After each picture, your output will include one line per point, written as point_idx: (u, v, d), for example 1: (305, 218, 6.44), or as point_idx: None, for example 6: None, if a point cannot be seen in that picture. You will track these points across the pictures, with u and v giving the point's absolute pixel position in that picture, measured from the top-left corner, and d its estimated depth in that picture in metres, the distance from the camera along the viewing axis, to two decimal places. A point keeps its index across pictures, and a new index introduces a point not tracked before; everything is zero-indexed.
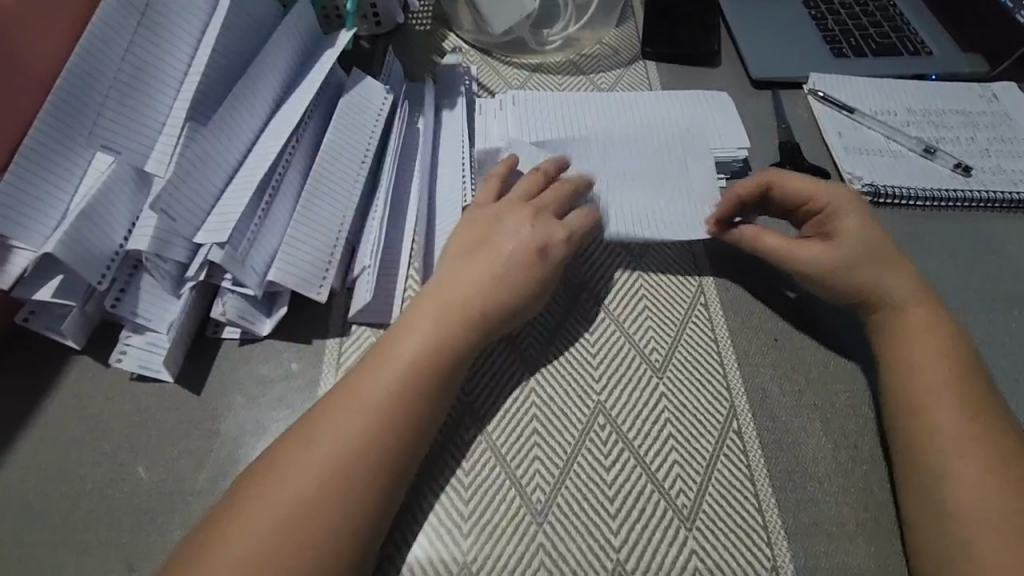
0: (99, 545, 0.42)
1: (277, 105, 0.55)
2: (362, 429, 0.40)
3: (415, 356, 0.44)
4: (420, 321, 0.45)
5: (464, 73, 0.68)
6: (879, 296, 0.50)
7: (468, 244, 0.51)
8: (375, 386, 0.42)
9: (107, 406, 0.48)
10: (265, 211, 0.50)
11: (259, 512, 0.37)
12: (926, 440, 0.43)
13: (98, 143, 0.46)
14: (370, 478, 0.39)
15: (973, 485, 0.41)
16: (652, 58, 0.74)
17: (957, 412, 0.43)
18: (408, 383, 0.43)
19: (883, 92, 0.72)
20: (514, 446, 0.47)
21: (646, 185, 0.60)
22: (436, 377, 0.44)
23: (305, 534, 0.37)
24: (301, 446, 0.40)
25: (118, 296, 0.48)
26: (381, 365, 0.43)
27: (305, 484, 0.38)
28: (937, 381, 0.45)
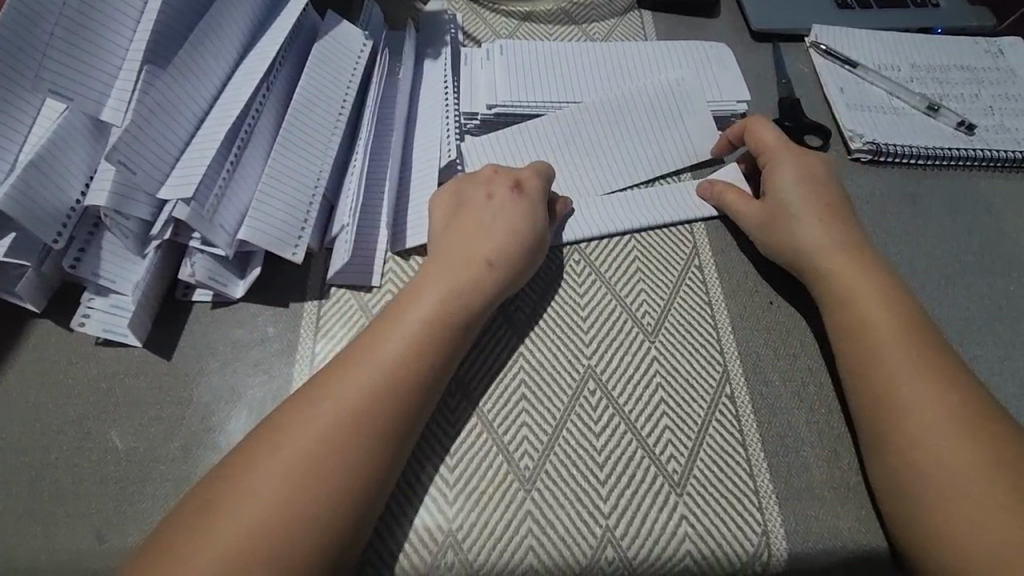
0: (67, 516, 0.40)
1: (245, 50, 0.51)
2: (356, 406, 0.38)
3: (417, 330, 0.42)
4: (420, 292, 0.44)
5: (449, 20, 0.64)
6: (834, 263, 0.48)
7: (457, 218, 0.48)
8: (373, 361, 0.40)
9: (72, 371, 0.45)
10: (234, 164, 0.47)
11: (244, 491, 0.36)
12: (888, 411, 0.42)
13: (46, 87, 0.42)
14: (365, 459, 0.38)
15: (947, 453, 0.39)
16: (648, 7, 0.70)
17: (913, 378, 0.42)
18: (404, 364, 0.40)
19: (886, 46, 0.69)
20: (502, 411, 0.46)
21: (636, 138, 0.58)
22: (437, 353, 0.42)
23: (295, 515, 0.35)
24: (289, 425, 0.38)
25: (77, 256, 0.45)
26: (381, 340, 0.41)
27: (299, 462, 0.36)
28: (895, 349, 0.43)
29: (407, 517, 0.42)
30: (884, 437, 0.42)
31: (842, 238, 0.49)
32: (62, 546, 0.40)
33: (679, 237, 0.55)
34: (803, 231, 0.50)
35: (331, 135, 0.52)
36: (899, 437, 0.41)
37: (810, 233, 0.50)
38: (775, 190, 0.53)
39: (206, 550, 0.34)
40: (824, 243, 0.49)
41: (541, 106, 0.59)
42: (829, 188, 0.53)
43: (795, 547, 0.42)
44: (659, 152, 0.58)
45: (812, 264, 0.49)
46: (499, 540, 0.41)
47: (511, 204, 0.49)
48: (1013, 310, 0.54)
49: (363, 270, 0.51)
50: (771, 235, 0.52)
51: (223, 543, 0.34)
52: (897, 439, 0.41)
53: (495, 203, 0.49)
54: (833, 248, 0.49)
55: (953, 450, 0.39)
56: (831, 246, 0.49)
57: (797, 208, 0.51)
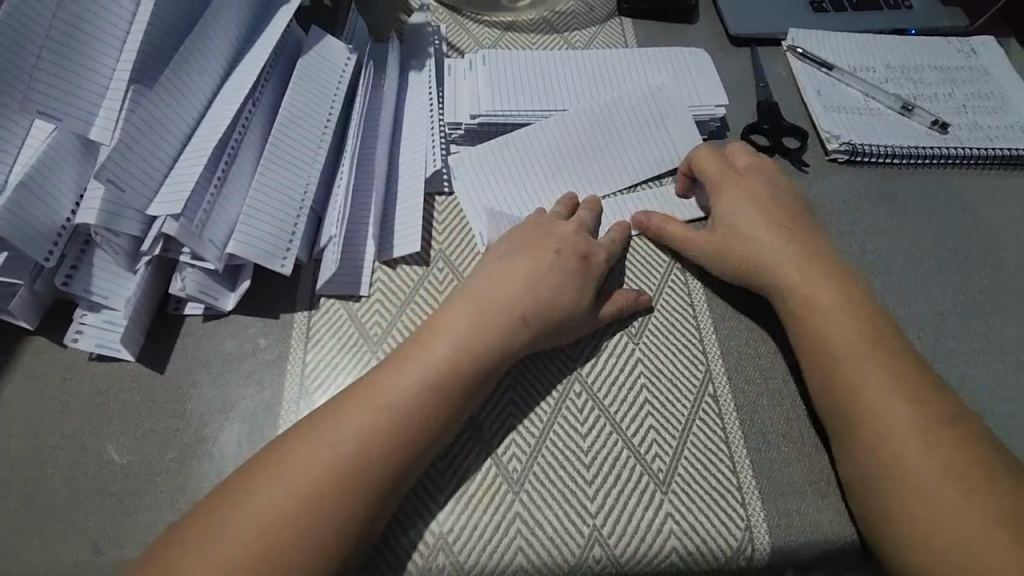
0: (65, 530, 0.41)
1: (230, 67, 0.52)
2: (377, 428, 0.39)
3: (447, 357, 0.42)
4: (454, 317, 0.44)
5: (433, 32, 0.65)
6: (793, 275, 0.49)
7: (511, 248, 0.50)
8: (401, 382, 0.41)
9: (66, 387, 0.46)
10: (221, 180, 0.48)
11: (252, 502, 0.36)
12: (860, 415, 0.43)
13: (34, 108, 0.43)
14: (377, 473, 0.38)
15: (917, 455, 0.40)
16: (628, 14, 0.71)
17: (882, 384, 0.43)
18: (429, 390, 0.41)
19: (861, 48, 0.70)
20: (493, 417, 0.46)
21: (620, 144, 0.60)
22: (464, 380, 0.42)
23: (306, 526, 0.36)
24: (305, 440, 0.39)
25: (69, 274, 0.46)
26: (411, 361, 0.42)
27: (313, 475, 0.37)
28: (862, 357, 0.44)
29: (400, 523, 0.42)
30: (855, 441, 0.42)
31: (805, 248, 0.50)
32: (61, 558, 0.40)
33: (662, 241, 0.56)
34: (756, 245, 0.51)
35: (317, 148, 0.53)
36: (872, 443, 0.42)
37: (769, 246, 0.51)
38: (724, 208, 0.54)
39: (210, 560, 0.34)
40: (781, 255, 0.50)
41: (525, 114, 0.60)
42: (780, 202, 0.54)
43: (778, 541, 0.43)
44: (639, 158, 0.60)
45: (772, 275, 0.50)
46: (488, 542, 0.42)
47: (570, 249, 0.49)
48: (987, 304, 0.55)
49: (351, 279, 0.52)
50: (728, 255, 0.52)
51: (231, 554, 0.35)
52: (867, 443, 0.42)
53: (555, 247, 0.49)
54: (798, 253, 0.50)
55: (923, 452, 0.40)
56: (792, 258, 0.50)
57: (749, 225, 0.52)
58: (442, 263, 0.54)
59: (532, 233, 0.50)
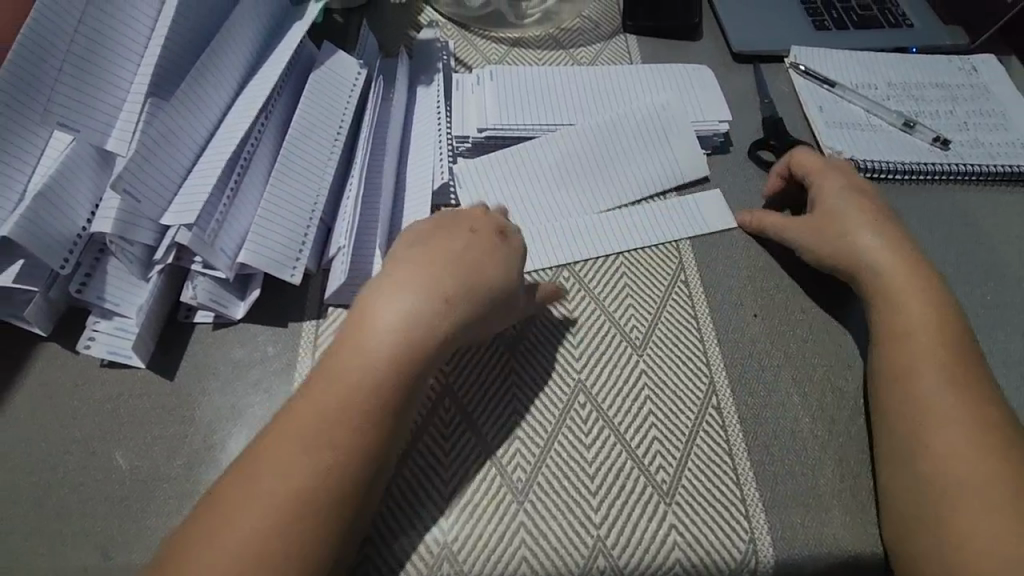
0: (73, 535, 0.42)
1: (244, 82, 0.53)
2: (330, 429, 0.38)
3: (395, 339, 0.40)
4: (393, 292, 0.42)
5: (441, 48, 0.67)
6: (884, 270, 0.49)
7: (419, 236, 0.46)
8: (345, 375, 0.39)
9: (77, 393, 0.47)
10: (233, 192, 0.49)
11: (248, 497, 0.36)
12: (903, 413, 0.44)
13: (54, 120, 0.44)
14: (354, 459, 0.38)
15: (956, 457, 0.41)
16: (633, 31, 0.73)
17: (938, 387, 0.43)
18: (375, 384, 0.39)
19: (863, 65, 0.72)
20: (489, 416, 0.47)
21: (626, 159, 0.61)
22: (415, 357, 0.41)
23: (302, 520, 0.36)
24: (270, 448, 0.38)
25: (83, 281, 0.46)
26: (349, 353, 0.40)
27: (294, 472, 0.37)
28: (924, 358, 0.45)
29: (401, 529, 0.43)
30: (898, 439, 0.44)
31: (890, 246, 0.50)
32: (69, 563, 0.41)
33: (665, 252, 0.57)
34: (858, 235, 0.51)
35: (328, 159, 0.54)
36: (915, 441, 0.42)
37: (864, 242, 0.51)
38: (825, 200, 0.54)
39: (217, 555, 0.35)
40: (872, 247, 0.50)
41: (530, 127, 0.61)
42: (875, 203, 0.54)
43: (781, 552, 0.43)
44: (644, 173, 0.60)
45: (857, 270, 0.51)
46: (492, 552, 0.42)
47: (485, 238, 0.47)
48: (991, 319, 0.56)
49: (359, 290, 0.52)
50: (819, 245, 0.53)
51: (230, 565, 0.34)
52: (910, 441, 0.43)
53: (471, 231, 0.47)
54: (875, 251, 0.50)
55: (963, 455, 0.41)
56: (875, 253, 0.50)
57: (849, 215, 0.52)
58: None
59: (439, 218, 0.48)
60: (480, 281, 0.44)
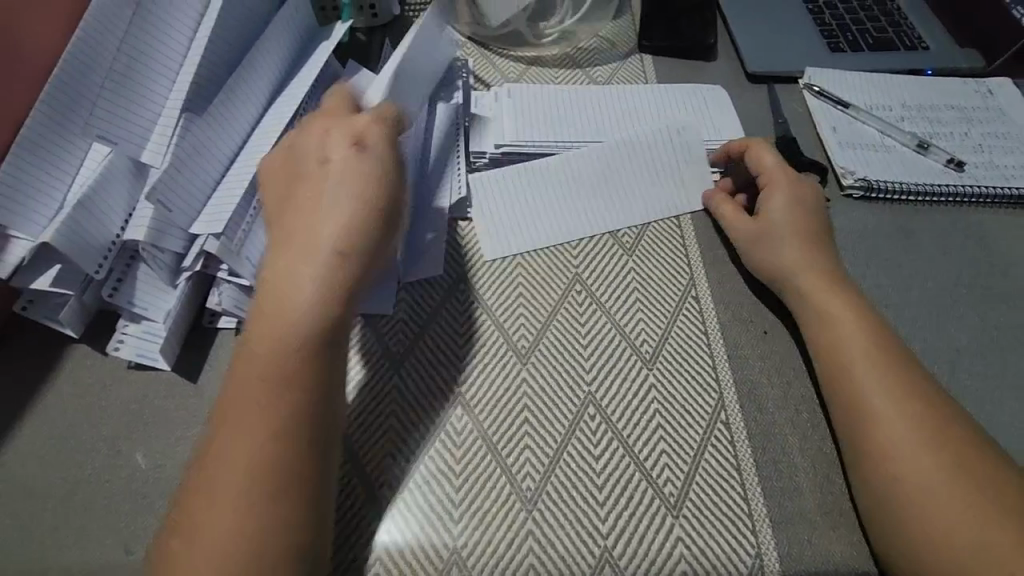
0: (97, 530, 0.43)
1: (271, 99, 0.56)
2: (275, 412, 0.37)
3: (318, 306, 0.40)
4: (295, 255, 0.41)
5: (461, 66, 0.69)
6: (811, 285, 0.51)
7: (322, 186, 0.43)
8: (274, 350, 0.39)
9: (105, 393, 0.49)
10: (259, 204, 0.51)
11: (210, 502, 0.36)
12: (859, 435, 0.44)
13: (94, 133, 0.47)
14: (295, 413, 0.38)
15: (922, 466, 0.41)
16: (649, 51, 0.74)
17: (886, 404, 0.44)
18: (296, 355, 0.39)
19: (878, 87, 0.72)
20: (490, 413, 0.49)
21: (637, 180, 0.62)
22: (341, 302, 0.41)
23: (264, 491, 0.36)
24: (219, 449, 0.37)
25: (115, 286, 0.48)
26: (275, 324, 0.39)
27: (249, 434, 0.37)
28: (866, 375, 0.45)
29: (411, 531, 0.44)
30: (862, 459, 0.43)
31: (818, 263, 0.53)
32: (92, 557, 0.42)
33: (677, 267, 0.58)
34: (783, 250, 0.54)
35: None
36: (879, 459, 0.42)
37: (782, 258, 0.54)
38: (767, 213, 0.56)
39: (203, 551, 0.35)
40: (799, 263, 0.53)
41: (544, 144, 0.63)
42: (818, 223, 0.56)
43: (788, 569, 0.43)
44: (653, 196, 0.61)
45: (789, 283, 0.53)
46: (501, 558, 0.43)
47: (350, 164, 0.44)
48: (1003, 341, 0.55)
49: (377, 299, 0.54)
50: (756, 246, 0.55)
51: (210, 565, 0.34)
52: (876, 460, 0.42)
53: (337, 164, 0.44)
54: (807, 270, 0.52)
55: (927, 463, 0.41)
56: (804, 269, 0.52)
57: (785, 230, 0.55)
58: (463, 285, 0.56)
59: (323, 149, 0.45)
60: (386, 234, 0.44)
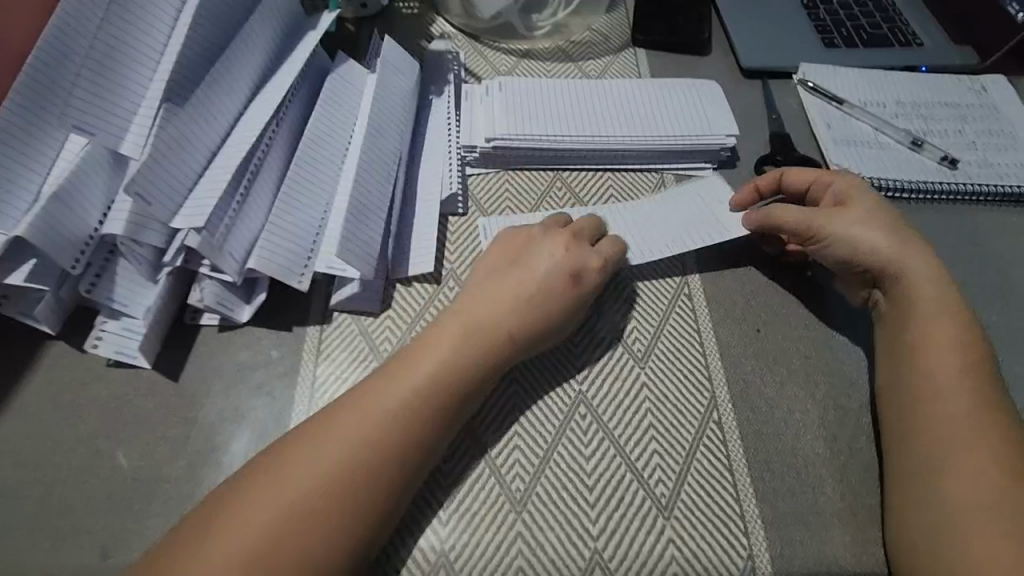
0: (75, 532, 0.42)
1: (255, 91, 0.54)
2: (356, 457, 0.39)
3: (448, 372, 0.43)
4: (490, 311, 0.46)
5: (452, 60, 0.68)
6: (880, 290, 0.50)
7: (497, 262, 0.50)
8: (381, 405, 0.41)
9: (83, 391, 0.47)
10: (242, 199, 0.49)
11: (247, 513, 0.36)
12: (921, 433, 0.43)
13: (70, 123, 0.44)
14: (389, 454, 0.39)
15: (973, 480, 0.40)
16: (643, 45, 0.73)
17: (963, 412, 0.42)
18: (396, 428, 0.40)
19: (872, 83, 0.72)
20: (484, 414, 0.48)
21: (654, 217, 0.57)
22: (473, 381, 0.44)
23: (320, 524, 0.36)
24: (275, 471, 0.38)
25: (93, 281, 0.47)
26: (392, 383, 0.42)
27: (348, 450, 0.39)
28: (943, 376, 0.44)
29: (397, 533, 0.43)
30: (915, 455, 0.43)
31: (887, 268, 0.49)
32: (68, 560, 0.41)
33: (670, 266, 0.57)
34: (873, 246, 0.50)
35: (338, 172, 0.55)
36: (932, 459, 0.42)
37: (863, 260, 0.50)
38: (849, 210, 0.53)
39: (229, 544, 0.35)
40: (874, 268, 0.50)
41: (537, 137, 0.61)
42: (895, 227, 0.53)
43: (781, 571, 0.43)
44: (667, 231, 0.56)
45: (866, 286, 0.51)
46: (488, 561, 0.42)
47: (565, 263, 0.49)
48: (996, 341, 0.55)
49: (365, 296, 0.53)
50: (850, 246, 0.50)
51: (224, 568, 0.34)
52: (926, 460, 0.42)
53: (539, 247, 0.50)
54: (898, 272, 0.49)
55: (982, 483, 0.40)
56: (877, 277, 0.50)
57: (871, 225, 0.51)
58: (454, 283, 0.55)
59: (526, 244, 0.51)
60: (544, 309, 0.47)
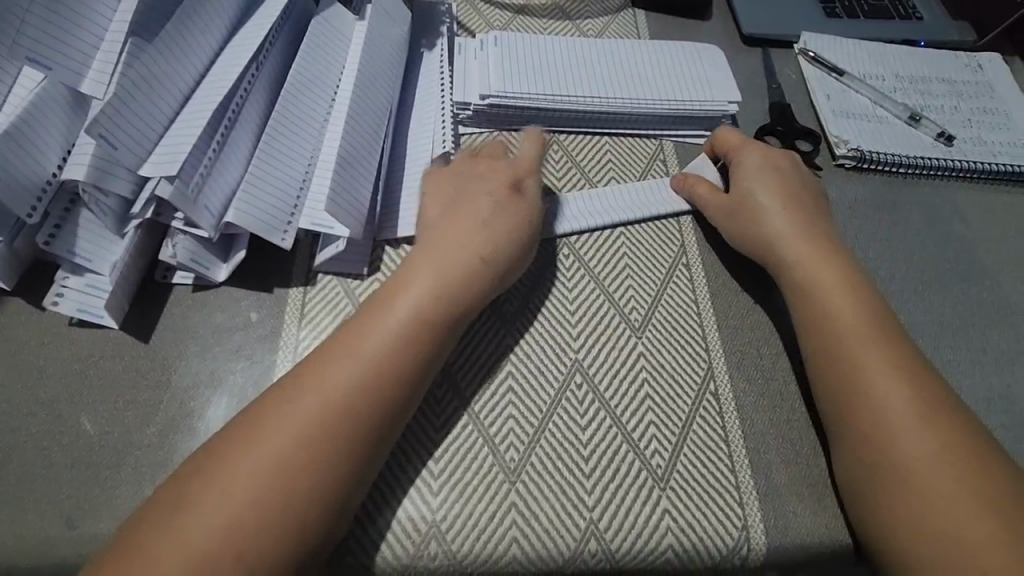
0: (34, 501, 0.39)
1: (231, 32, 0.50)
2: (336, 405, 0.37)
3: (421, 304, 0.42)
4: (452, 242, 0.46)
5: (445, 11, 0.64)
6: (798, 276, 0.49)
7: (440, 206, 0.49)
8: (356, 349, 0.39)
9: (43, 353, 0.44)
10: (218, 149, 0.46)
11: (225, 477, 0.35)
12: (862, 419, 0.42)
13: (23, 54, 0.40)
14: (356, 394, 0.38)
15: (932, 467, 0.39)
16: (642, 6, 0.70)
17: (900, 400, 0.42)
18: (375, 371, 0.39)
19: (872, 56, 0.70)
20: (477, 382, 0.46)
21: (635, 186, 0.58)
22: (450, 311, 0.43)
23: (295, 485, 0.35)
24: (254, 434, 0.36)
25: (52, 232, 0.43)
26: (370, 325, 0.41)
27: (326, 397, 0.38)
28: (873, 367, 0.43)
29: (388, 503, 0.41)
30: (866, 445, 0.41)
31: (808, 245, 0.50)
32: (28, 530, 0.38)
33: (668, 235, 0.56)
34: (802, 238, 0.50)
35: (322, 124, 0.51)
36: (882, 453, 0.41)
37: (763, 207, 0.52)
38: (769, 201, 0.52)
39: (212, 509, 0.34)
40: (802, 236, 0.50)
41: (530, 97, 0.58)
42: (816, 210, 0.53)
43: (773, 541, 0.43)
44: (649, 200, 0.57)
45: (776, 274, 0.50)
46: (482, 532, 0.41)
47: (510, 195, 0.50)
48: (986, 317, 0.55)
49: (352, 258, 0.50)
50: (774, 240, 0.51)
51: (206, 537, 0.33)
52: (879, 454, 0.41)
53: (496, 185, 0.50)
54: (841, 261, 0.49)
55: (936, 461, 0.40)
56: (794, 254, 0.50)
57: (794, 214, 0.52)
58: None
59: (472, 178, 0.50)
60: (508, 235, 0.47)
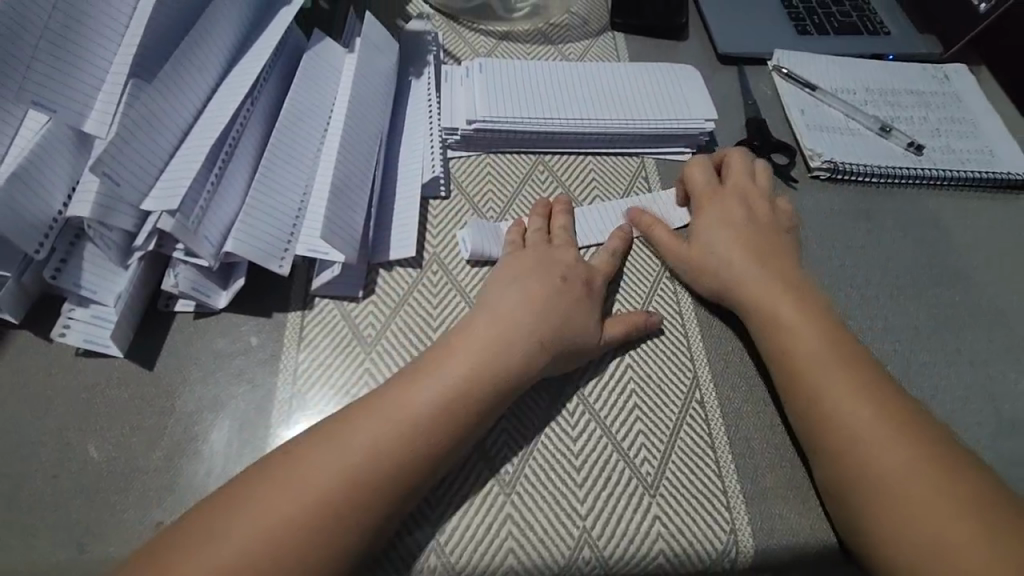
0: (44, 527, 0.40)
1: (226, 69, 0.52)
2: (376, 451, 0.39)
3: (477, 365, 0.44)
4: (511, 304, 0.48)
5: (431, 41, 0.66)
6: (761, 287, 0.51)
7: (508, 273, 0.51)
8: (410, 405, 0.41)
9: (50, 383, 0.45)
10: (215, 182, 0.48)
11: (241, 506, 0.37)
12: (837, 424, 0.44)
13: (28, 98, 0.42)
14: (398, 444, 0.40)
15: (905, 469, 0.42)
16: (621, 29, 0.73)
17: (872, 407, 0.44)
18: (423, 426, 0.41)
19: (843, 71, 0.73)
20: None
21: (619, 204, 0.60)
22: (506, 374, 0.44)
23: (319, 522, 0.37)
24: (285, 470, 0.39)
25: (59, 266, 0.45)
26: (424, 382, 0.43)
27: (371, 444, 0.40)
28: (843, 376, 0.46)
29: None
30: (844, 448, 0.43)
31: (775, 264, 0.53)
32: (39, 555, 0.39)
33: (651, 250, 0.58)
34: (774, 263, 0.53)
35: (315, 154, 0.53)
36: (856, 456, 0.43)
37: (723, 241, 0.55)
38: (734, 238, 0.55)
39: (235, 537, 0.36)
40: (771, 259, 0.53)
41: (515, 121, 0.60)
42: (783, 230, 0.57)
43: (762, 544, 0.44)
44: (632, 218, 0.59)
45: (745, 290, 0.52)
46: (480, 543, 0.42)
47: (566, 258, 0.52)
48: (959, 320, 0.58)
49: (347, 281, 0.52)
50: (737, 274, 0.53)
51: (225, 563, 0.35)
52: (857, 457, 0.43)
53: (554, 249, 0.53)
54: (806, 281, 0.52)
55: (909, 461, 0.42)
56: (763, 273, 0.52)
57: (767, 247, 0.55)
58: (437, 267, 0.54)
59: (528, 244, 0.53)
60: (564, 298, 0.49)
